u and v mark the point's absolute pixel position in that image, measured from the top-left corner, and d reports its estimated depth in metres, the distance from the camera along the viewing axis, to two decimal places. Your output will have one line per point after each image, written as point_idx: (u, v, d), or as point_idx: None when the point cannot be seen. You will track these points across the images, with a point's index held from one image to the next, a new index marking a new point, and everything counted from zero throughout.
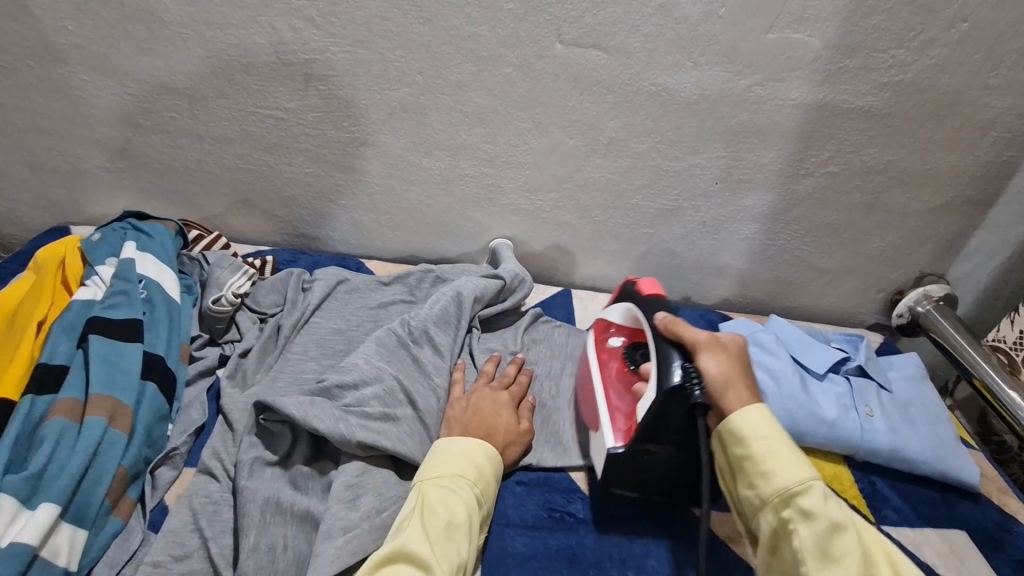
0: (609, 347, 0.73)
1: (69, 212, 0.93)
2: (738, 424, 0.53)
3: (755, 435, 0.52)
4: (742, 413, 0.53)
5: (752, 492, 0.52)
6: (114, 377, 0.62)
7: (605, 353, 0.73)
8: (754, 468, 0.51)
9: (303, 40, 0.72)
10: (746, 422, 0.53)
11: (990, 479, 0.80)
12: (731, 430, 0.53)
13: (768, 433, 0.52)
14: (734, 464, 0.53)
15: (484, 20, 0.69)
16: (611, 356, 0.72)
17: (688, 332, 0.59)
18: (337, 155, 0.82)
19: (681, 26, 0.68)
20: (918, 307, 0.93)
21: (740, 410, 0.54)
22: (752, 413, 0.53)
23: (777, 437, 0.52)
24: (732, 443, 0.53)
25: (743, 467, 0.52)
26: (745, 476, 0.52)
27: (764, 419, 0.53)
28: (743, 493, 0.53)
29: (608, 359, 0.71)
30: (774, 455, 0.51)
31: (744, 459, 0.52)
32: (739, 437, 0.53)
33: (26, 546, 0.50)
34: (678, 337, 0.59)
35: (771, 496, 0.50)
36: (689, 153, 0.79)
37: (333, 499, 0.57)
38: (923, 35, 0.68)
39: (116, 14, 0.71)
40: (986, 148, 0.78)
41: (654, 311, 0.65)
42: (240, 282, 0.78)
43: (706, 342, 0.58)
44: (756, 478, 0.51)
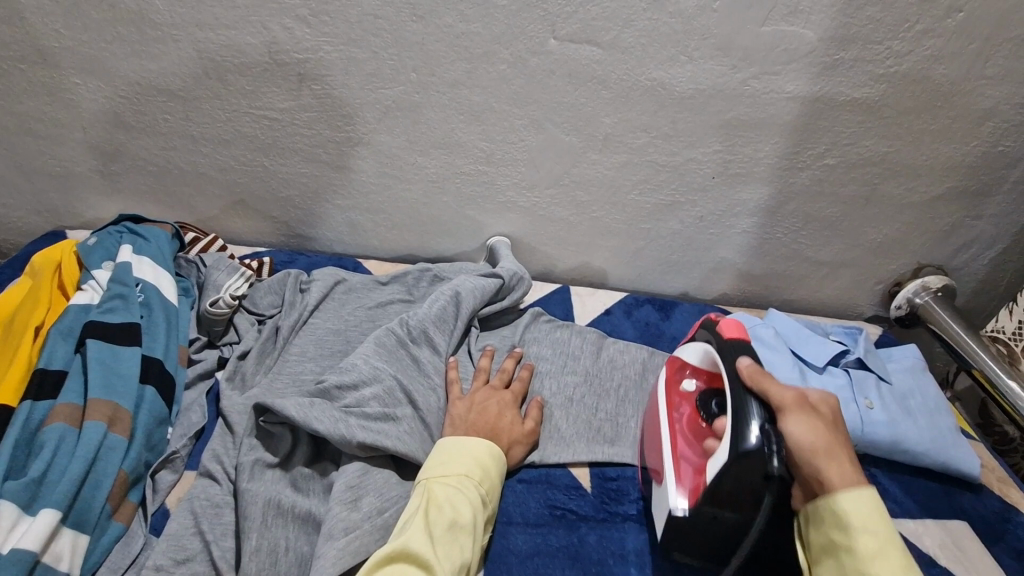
0: (683, 390, 0.68)
1: (64, 216, 0.92)
2: (846, 510, 0.50)
3: (864, 530, 0.50)
4: (851, 497, 0.51)
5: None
6: (113, 382, 0.62)
7: (677, 398, 0.68)
8: (851, 562, 0.49)
9: (296, 40, 0.71)
10: (856, 510, 0.50)
11: (990, 469, 0.80)
12: (837, 517, 0.51)
13: (880, 532, 0.49)
14: (827, 549, 0.52)
15: (477, 17, 0.68)
16: (683, 401, 0.67)
17: (771, 386, 0.55)
18: (333, 155, 0.82)
19: (675, 20, 0.67)
20: (917, 298, 0.93)
21: (847, 494, 0.51)
22: (864, 504, 0.50)
23: (887, 539, 0.49)
24: (834, 529, 0.51)
25: (840, 557, 0.50)
26: (838, 563, 0.50)
27: (877, 514, 0.50)
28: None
29: (680, 405, 0.67)
30: (880, 559, 0.49)
31: (844, 546, 0.50)
32: (845, 526, 0.50)
33: (27, 552, 0.50)
34: (759, 390, 0.55)
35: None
36: (686, 147, 0.79)
37: (334, 500, 0.58)
38: (919, 26, 0.68)
39: (107, 15, 0.70)
40: (983, 138, 0.78)
41: (734, 356, 0.59)
42: (238, 284, 0.78)
43: (793, 402, 0.54)
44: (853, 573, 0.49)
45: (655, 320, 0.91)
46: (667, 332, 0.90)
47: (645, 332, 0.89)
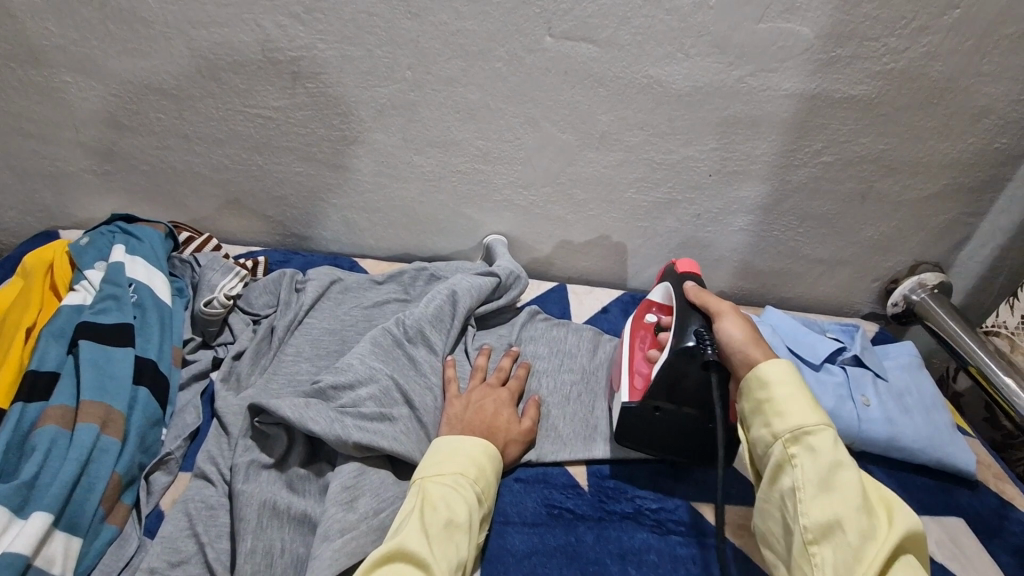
0: (648, 323, 0.75)
1: (57, 216, 0.91)
2: (765, 370, 0.57)
3: (780, 382, 0.56)
4: (771, 362, 0.57)
5: (764, 429, 0.55)
6: (105, 384, 0.61)
7: (643, 329, 0.75)
8: (770, 408, 0.55)
9: (290, 38, 0.71)
10: (773, 370, 0.56)
11: (986, 465, 0.80)
12: (757, 378, 0.57)
13: (792, 381, 0.55)
14: (752, 407, 0.57)
15: (472, 14, 0.68)
16: (647, 333, 0.74)
17: (711, 300, 0.66)
18: (327, 153, 0.82)
19: (672, 17, 0.67)
20: (913, 295, 0.93)
21: (765, 361, 0.58)
22: (779, 364, 0.57)
23: (799, 388, 0.55)
24: (755, 388, 0.57)
25: (761, 407, 0.56)
26: (761, 416, 0.56)
27: (792, 372, 0.57)
28: (756, 431, 0.56)
29: (643, 336, 0.74)
30: (794, 400, 0.55)
31: (765, 399, 0.56)
32: (763, 382, 0.56)
33: (18, 555, 0.49)
34: (700, 303, 0.66)
35: (783, 432, 0.54)
36: (683, 145, 0.78)
37: (330, 501, 0.57)
38: (915, 23, 0.68)
39: (98, 13, 0.70)
40: (979, 135, 0.78)
41: (682, 283, 0.70)
42: (232, 283, 0.77)
43: (728, 310, 0.64)
44: (772, 416, 0.55)
45: None
46: None
47: None
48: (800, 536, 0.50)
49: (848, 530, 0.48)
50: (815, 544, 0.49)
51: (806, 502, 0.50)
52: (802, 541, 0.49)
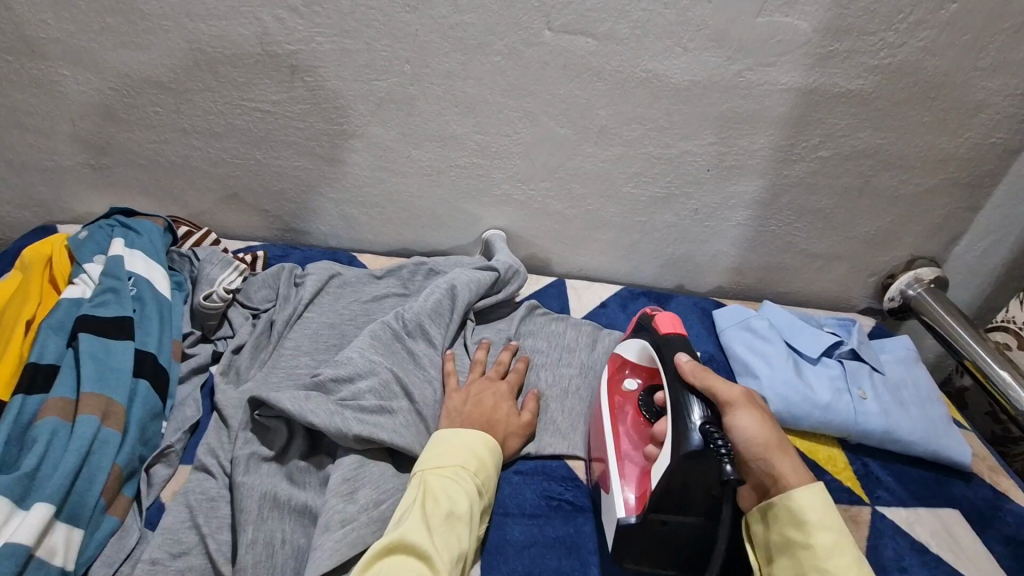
0: (624, 390, 0.69)
1: (54, 210, 0.91)
2: (802, 508, 0.55)
3: (821, 529, 0.54)
4: (807, 495, 0.55)
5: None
6: (105, 376, 0.61)
7: (619, 397, 0.69)
8: (810, 559, 0.53)
9: (288, 31, 0.71)
10: (810, 509, 0.55)
11: (982, 458, 0.81)
12: (793, 517, 0.55)
13: (833, 528, 0.54)
14: (786, 547, 0.55)
15: (471, 8, 0.68)
16: (626, 401, 0.68)
17: (714, 382, 0.56)
18: (326, 148, 0.82)
19: (670, 10, 0.67)
20: (909, 291, 0.94)
21: (802, 491, 0.56)
22: (817, 499, 0.55)
23: (842, 541, 0.54)
24: (792, 528, 0.55)
25: (798, 554, 0.54)
26: (799, 566, 0.54)
27: (833, 517, 0.55)
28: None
29: (623, 405, 0.68)
30: (836, 554, 0.53)
31: (802, 546, 0.54)
32: (802, 522, 0.55)
33: (21, 545, 0.49)
34: (703, 386, 0.56)
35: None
36: (681, 139, 0.79)
37: (330, 492, 0.57)
38: (912, 17, 0.68)
39: (95, 6, 0.69)
40: (975, 130, 0.78)
41: (673, 355, 0.59)
42: (231, 278, 0.77)
43: (739, 399, 0.57)
44: (813, 570, 0.53)
45: None
46: None
47: None
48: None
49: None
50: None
51: None
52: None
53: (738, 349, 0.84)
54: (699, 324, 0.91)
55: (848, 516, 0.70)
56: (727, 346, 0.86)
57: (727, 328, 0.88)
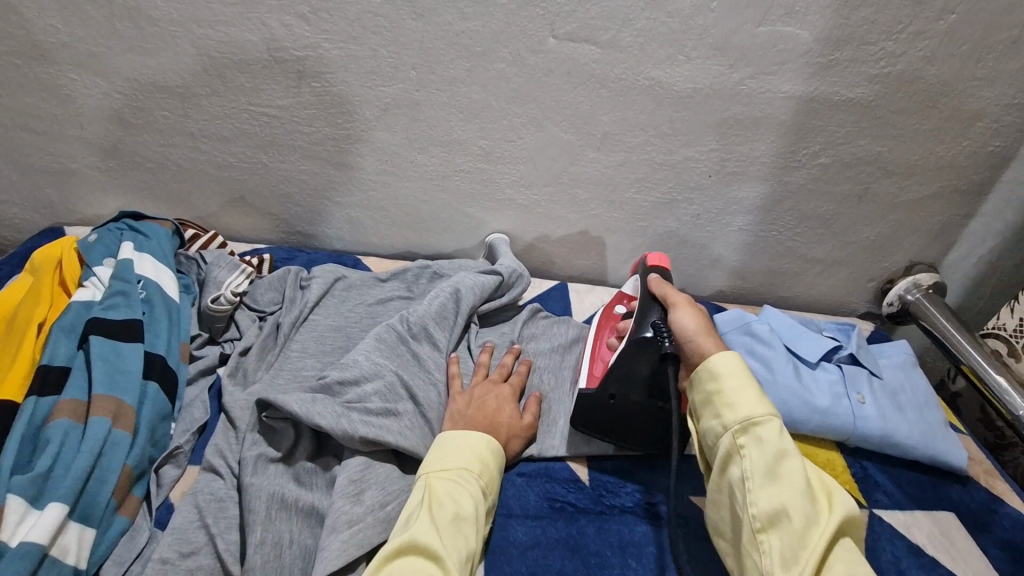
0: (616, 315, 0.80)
1: (61, 212, 0.92)
2: (714, 363, 0.59)
3: (729, 374, 0.58)
4: (722, 355, 0.59)
5: (715, 420, 0.57)
6: (116, 378, 0.62)
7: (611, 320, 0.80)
8: (720, 399, 0.57)
9: (296, 37, 0.72)
10: (721, 362, 0.58)
11: (978, 462, 0.82)
12: (707, 370, 0.59)
13: (740, 373, 0.57)
14: (703, 399, 0.59)
15: (476, 15, 0.69)
16: (610, 324, 0.78)
17: (669, 293, 0.68)
18: (332, 152, 0.83)
19: (673, 20, 0.68)
20: (908, 295, 0.95)
21: (715, 353, 0.60)
22: (728, 356, 0.59)
23: (747, 380, 0.57)
24: (706, 380, 0.58)
25: (712, 399, 0.58)
26: (712, 408, 0.58)
27: (740, 365, 0.59)
28: (706, 423, 0.58)
29: (607, 326, 0.78)
30: (743, 393, 0.57)
31: (714, 391, 0.58)
32: (714, 374, 0.58)
33: (35, 545, 0.50)
34: (660, 293, 0.68)
35: (732, 423, 0.55)
36: (683, 146, 0.80)
37: (337, 494, 0.58)
38: (912, 28, 0.69)
39: (105, 11, 0.70)
40: (973, 137, 0.79)
41: (648, 275, 0.72)
42: (238, 281, 0.78)
43: (685, 303, 0.66)
44: (722, 407, 0.57)
45: None
46: None
47: None
48: (751, 525, 0.52)
49: (794, 518, 0.50)
50: (763, 532, 0.51)
51: (754, 491, 0.52)
52: (751, 528, 0.52)
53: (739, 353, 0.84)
54: None
55: None
56: None
57: (731, 332, 0.86)
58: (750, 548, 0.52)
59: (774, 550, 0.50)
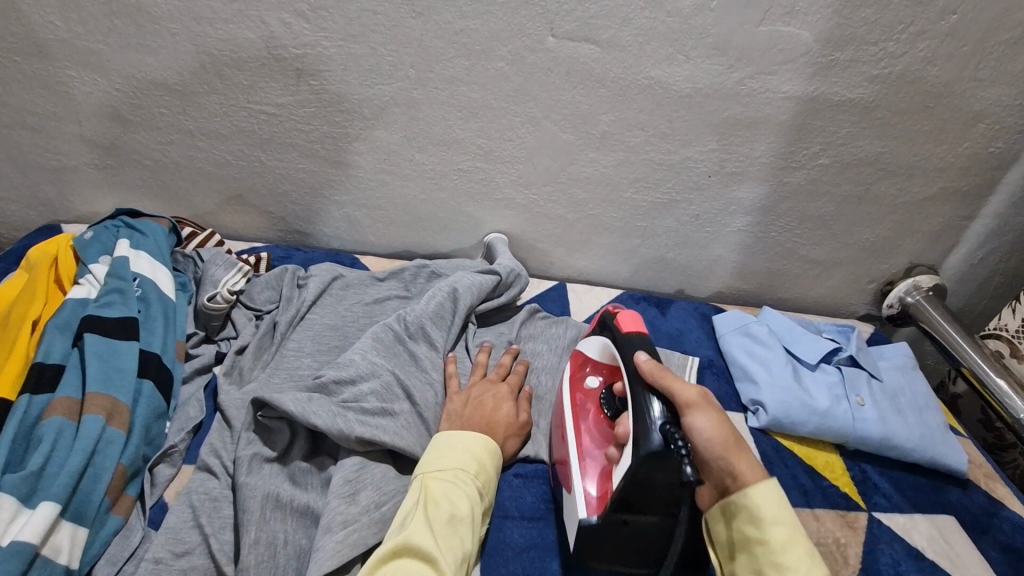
0: (586, 387, 0.69)
1: (59, 210, 0.92)
2: (757, 503, 0.54)
3: (773, 522, 0.53)
4: (762, 489, 0.54)
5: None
6: (111, 376, 0.62)
7: (581, 395, 0.68)
8: (767, 554, 0.52)
9: (294, 35, 0.71)
10: (766, 504, 0.54)
11: (978, 465, 0.81)
12: (749, 512, 0.54)
13: (787, 524, 0.53)
14: (743, 544, 0.54)
15: (476, 13, 0.68)
16: (587, 399, 0.67)
17: (674, 384, 0.55)
18: (331, 151, 0.82)
19: (673, 19, 0.68)
20: (908, 298, 0.95)
21: (755, 485, 0.54)
22: (770, 493, 0.54)
23: (796, 535, 0.53)
24: (747, 525, 0.54)
25: (755, 550, 0.53)
26: (755, 561, 0.53)
27: (786, 511, 0.54)
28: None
29: (584, 403, 0.67)
30: (790, 549, 0.52)
31: (759, 542, 0.53)
32: (757, 519, 0.53)
33: (27, 544, 0.50)
34: (662, 386, 0.55)
35: None
36: (682, 146, 0.79)
37: (332, 494, 0.58)
38: (913, 28, 0.69)
39: (103, 8, 0.70)
40: (974, 138, 0.79)
41: (634, 356, 0.59)
42: (235, 279, 0.78)
43: (696, 399, 0.55)
44: (769, 566, 0.52)
45: (652, 317, 0.92)
46: (662, 328, 0.91)
47: None
48: None
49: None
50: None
51: None
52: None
53: (739, 354, 0.85)
54: (699, 329, 0.91)
55: (845, 521, 0.71)
56: (727, 351, 0.87)
57: (727, 333, 0.89)
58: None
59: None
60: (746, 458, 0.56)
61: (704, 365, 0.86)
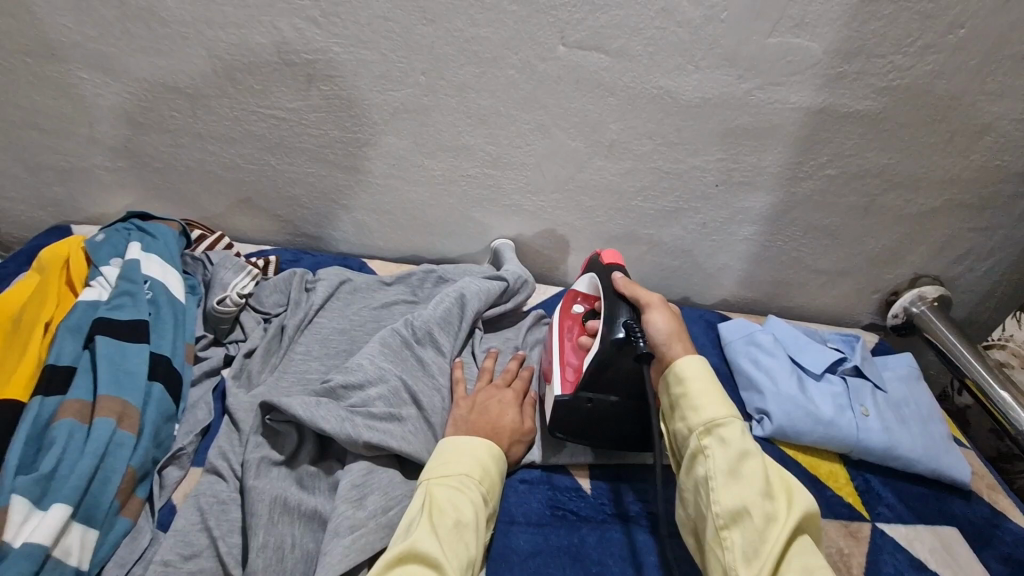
0: (574, 312, 0.76)
1: (69, 210, 0.92)
2: (680, 367, 0.59)
3: (693, 377, 0.59)
4: (688, 359, 0.60)
5: (682, 424, 0.58)
6: (121, 379, 0.62)
7: (569, 319, 0.76)
8: (686, 402, 0.58)
9: (306, 41, 0.72)
10: (688, 365, 0.59)
11: (981, 476, 0.81)
12: (674, 374, 0.60)
13: (704, 376, 0.58)
14: (671, 402, 0.60)
15: (487, 22, 0.69)
16: (573, 322, 0.75)
17: (638, 291, 0.67)
18: (341, 155, 0.83)
19: (683, 29, 0.68)
20: (913, 307, 0.95)
21: (683, 357, 0.61)
22: (695, 361, 0.60)
23: (711, 381, 0.58)
24: (672, 383, 0.60)
25: (678, 402, 0.59)
26: (678, 411, 0.59)
27: (704, 367, 0.60)
28: (675, 426, 0.59)
29: (570, 326, 0.75)
30: (706, 395, 0.58)
31: (680, 395, 0.59)
32: (680, 378, 0.59)
33: (38, 546, 0.50)
34: (629, 294, 0.67)
35: (697, 425, 0.57)
36: (690, 155, 0.80)
37: (340, 498, 0.58)
38: (922, 41, 0.69)
39: (117, 12, 0.71)
40: (981, 151, 0.79)
41: (609, 276, 0.70)
42: (244, 283, 0.78)
43: (656, 302, 0.66)
44: (688, 410, 0.58)
45: None
46: None
47: None
48: (712, 522, 0.52)
49: (754, 514, 0.51)
50: (725, 529, 0.52)
51: (717, 490, 0.53)
52: (714, 525, 0.52)
53: (744, 362, 0.85)
54: (705, 337, 0.92)
55: (849, 531, 0.71)
56: (733, 360, 0.87)
57: (732, 341, 0.89)
58: (713, 546, 0.52)
59: (736, 546, 0.51)
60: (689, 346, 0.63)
61: None
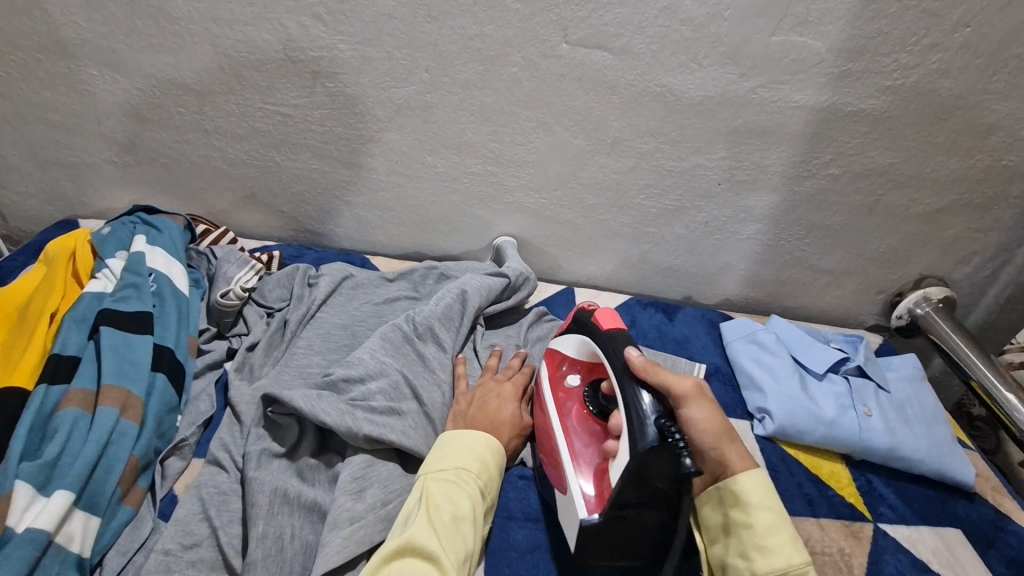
0: (567, 386, 0.69)
1: (77, 205, 0.93)
2: (747, 492, 0.56)
3: (762, 511, 0.56)
4: (752, 477, 0.57)
5: (743, 563, 0.54)
6: (125, 369, 0.63)
7: (562, 394, 0.68)
8: (753, 540, 0.54)
9: (312, 38, 0.72)
10: (756, 493, 0.56)
11: (985, 478, 0.81)
12: (740, 498, 0.57)
13: (773, 510, 0.56)
14: (731, 530, 0.57)
15: (491, 19, 0.69)
16: (569, 398, 0.68)
17: (663, 376, 0.56)
18: (345, 152, 0.83)
19: (686, 27, 0.68)
20: (918, 309, 0.95)
21: (745, 474, 0.58)
22: (760, 482, 0.57)
23: (781, 521, 0.55)
24: (735, 509, 0.57)
25: (741, 536, 0.56)
26: (741, 546, 0.55)
27: (771, 496, 0.57)
28: (733, 560, 0.55)
29: (566, 403, 0.67)
30: (775, 535, 0.55)
31: (745, 528, 0.55)
32: (746, 505, 0.56)
33: (40, 531, 0.51)
34: (652, 379, 0.56)
35: (764, 572, 0.53)
36: (693, 153, 0.80)
37: (339, 490, 0.59)
38: (926, 40, 0.69)
39: (125, 8, 0.71)
40: (986, 151, 0.78)
41: (620, 349, 0.59)
42: (247, 276, 0.79)
43: (692, 392, 0.58)
44: (754, 550, 0.54)
45: (659, 323, 0.92)
46: (668, 333, 0.91)
47: (649, 336, 0.90)
48: None
49: None
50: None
51: None
52: None
53: (746, 361, 0.85)
54: (706, 336, 0.91)
55: (850, 532, 0.71)
56: (734, 358, 0.87)
57: (734, 340, 0.89)
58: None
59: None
60: (737, 449, 0.60)
61: (711, 371, 0.86)
